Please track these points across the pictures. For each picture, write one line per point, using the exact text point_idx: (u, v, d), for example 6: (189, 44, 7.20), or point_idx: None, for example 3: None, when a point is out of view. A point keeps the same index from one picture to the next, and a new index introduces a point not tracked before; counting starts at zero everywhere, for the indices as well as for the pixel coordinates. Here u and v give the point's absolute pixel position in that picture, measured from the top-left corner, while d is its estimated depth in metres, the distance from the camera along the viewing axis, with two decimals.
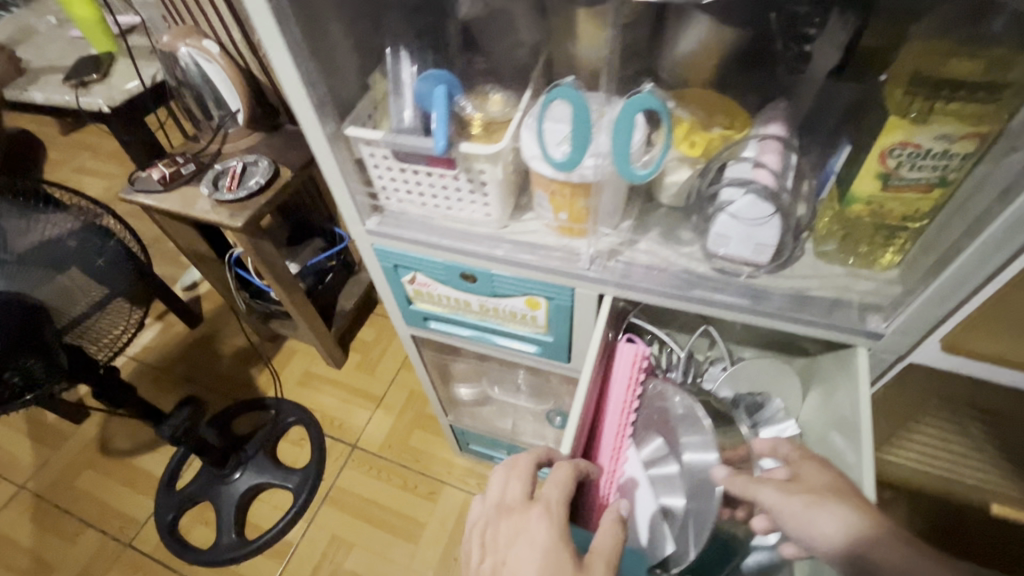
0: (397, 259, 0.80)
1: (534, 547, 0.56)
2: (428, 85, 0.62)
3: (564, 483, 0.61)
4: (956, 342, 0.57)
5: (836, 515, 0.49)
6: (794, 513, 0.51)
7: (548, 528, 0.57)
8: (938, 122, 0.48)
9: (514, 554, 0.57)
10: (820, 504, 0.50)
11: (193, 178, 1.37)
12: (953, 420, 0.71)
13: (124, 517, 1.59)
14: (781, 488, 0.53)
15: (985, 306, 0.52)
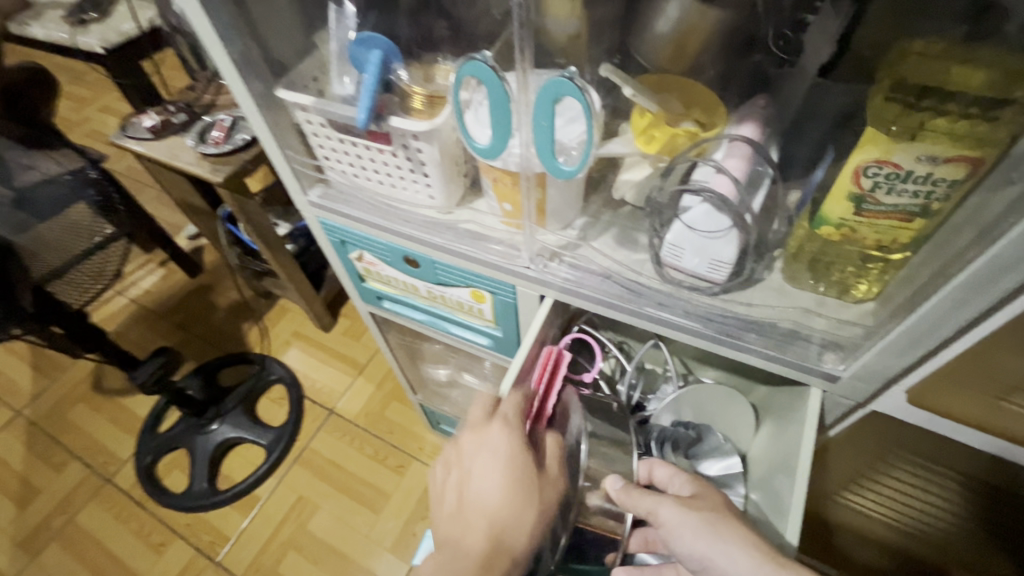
0: (342, 234, 0.76)
1: (497, 464, 0.54)
2: (362, 50, 0.56)
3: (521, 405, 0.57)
4: (922, 395, 0.49)
5: (739, 533, 0.49)
6: (696, 531, 0.49)
7: (509, 439, 0.55)
8: (924, 140, 0.40)
9: (480, 472, 0.55)
10: (722, 523, 0.50)
11: (183, 128, 1.34)
12: (929, 483, 0.62)
13: (108, 453, 1.64)
14: (682, 503, 0.51)
15: (958, 361, 0.45)
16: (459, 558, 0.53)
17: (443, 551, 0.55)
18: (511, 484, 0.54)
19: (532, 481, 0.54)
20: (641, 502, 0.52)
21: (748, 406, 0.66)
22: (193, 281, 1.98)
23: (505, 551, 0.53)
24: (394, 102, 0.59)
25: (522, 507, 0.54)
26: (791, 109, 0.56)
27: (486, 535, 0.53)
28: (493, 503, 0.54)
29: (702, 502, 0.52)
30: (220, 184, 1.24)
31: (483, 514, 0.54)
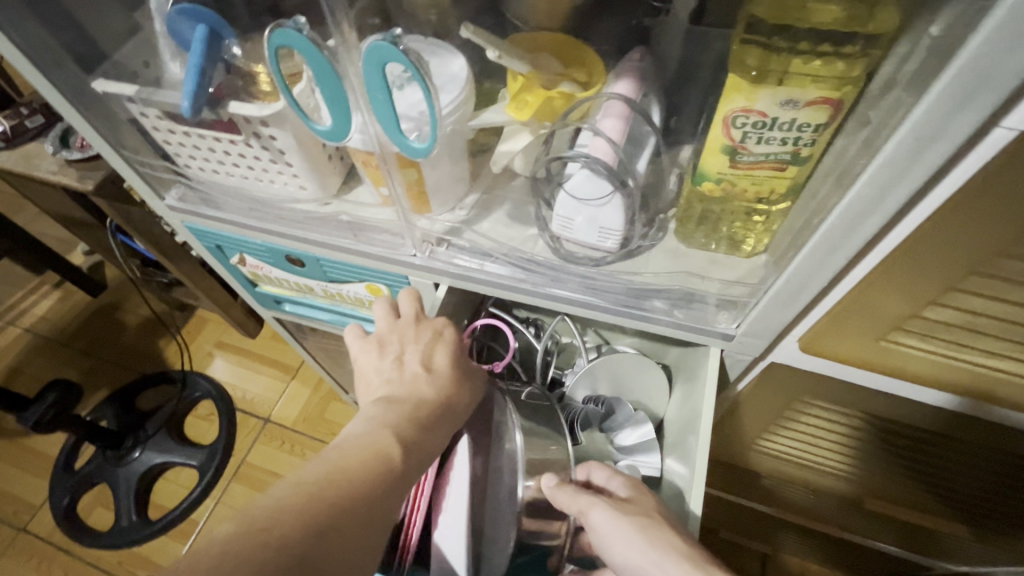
0: (215, 239, 0.68)
1: (448, 341, 0.58)
2: (183, 23, 0.48)
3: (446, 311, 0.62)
4: (810, 342, 0.50)
5: (672, 544, 0.45)
6: (626, 539, 0.46)
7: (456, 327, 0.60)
8: (786, 83, 0.37)
9: (427, 355, 0.56)
10: (657, 531, 0.46)
11: (41, 133, 1.17)
12: (830, 421, 0.64)
13: (20, 500, 1.49)
14: (614, 508, 0.48)
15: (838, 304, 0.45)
16: (406, 411, 0.51)
17: (390, 403, 0.52)
18: (459, 363, 0.57)
19: (475, 368, 0.59)
20: (573, 503, 0.50)
21: (660, 370, 0.65)
22: (94, 301, 1.80)
23: (448, 414, 0.54)
24: (237, 85, 0.52)
25: (466, 385, 0.57)
26: (670, 62, 0.54)
27: (428, 397, 0.53)
28: (439, 370, 0.56)
29: (639, 508, 0.48)
30: (92, 194, 1.10)
31: (430, 379, 0.55)
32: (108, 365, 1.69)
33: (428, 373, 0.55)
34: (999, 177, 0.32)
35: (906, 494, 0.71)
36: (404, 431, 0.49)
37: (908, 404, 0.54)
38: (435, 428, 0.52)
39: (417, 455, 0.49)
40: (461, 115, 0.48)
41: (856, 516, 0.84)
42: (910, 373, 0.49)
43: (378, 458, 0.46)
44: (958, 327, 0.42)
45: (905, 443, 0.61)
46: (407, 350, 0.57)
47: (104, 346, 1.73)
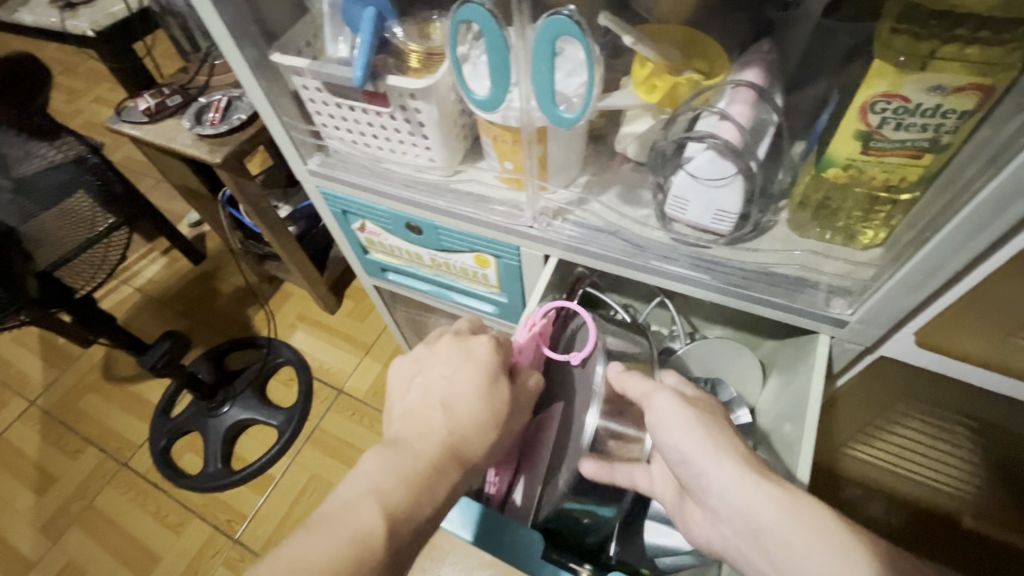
0: (344, 204, 0.76)
1: (473, 374, 0.52)
2: (356, 7, 0.55)
3: (493, 337, 0.55)
4: (926, 338, 0.50)
5: (736, 439, 0.47)
6: (686, 425, 0.48)
7: (494, 354, 0.54)
8: (932, 69, 0.39)
9: (455, 393, 0.52)
10: (720, 425, 0.48)
11: (179, 110, 1.30)
12: (937, 431, 0.63)
13: (120, 438, 1.52)
14: (681, 397, 0.50)
15: (966, 298, 0.45)
16: (407, 464, 0.48)
17: (399, 455, 0.48)
18: (482, 401, 0.51)
19: (506, 402, 0.53)
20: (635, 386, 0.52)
21: (754, 359, 0.66)
22: (196, 268, 1.93)
23: (459, 460, 0.49)
24: (389, 63, 0.58)
25: (487, 425, 0.51)
26: (795, 55, 0.55)
27: (437, 443, 0.49)
28: (459, 408, 0.51)
29: (704, 404, 0.50)
30: (219, 165, 1.21)
31: (446, 416, 0.51)
32: (204, 327, 1.78)
33: (445, 412, 0.51)
34: None
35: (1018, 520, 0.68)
36: (393, 495, 0.46)
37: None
38: (439, 478, 0.48)
39: (406, 521, 0.45)
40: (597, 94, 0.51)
41: (950, 535, 0.80)
42: None
43: (355, 531, 0.43)
44: None
45: (1009, 452, 0.60)
46: (435, 382, 0.53)
47: (202, 310, 1.83)
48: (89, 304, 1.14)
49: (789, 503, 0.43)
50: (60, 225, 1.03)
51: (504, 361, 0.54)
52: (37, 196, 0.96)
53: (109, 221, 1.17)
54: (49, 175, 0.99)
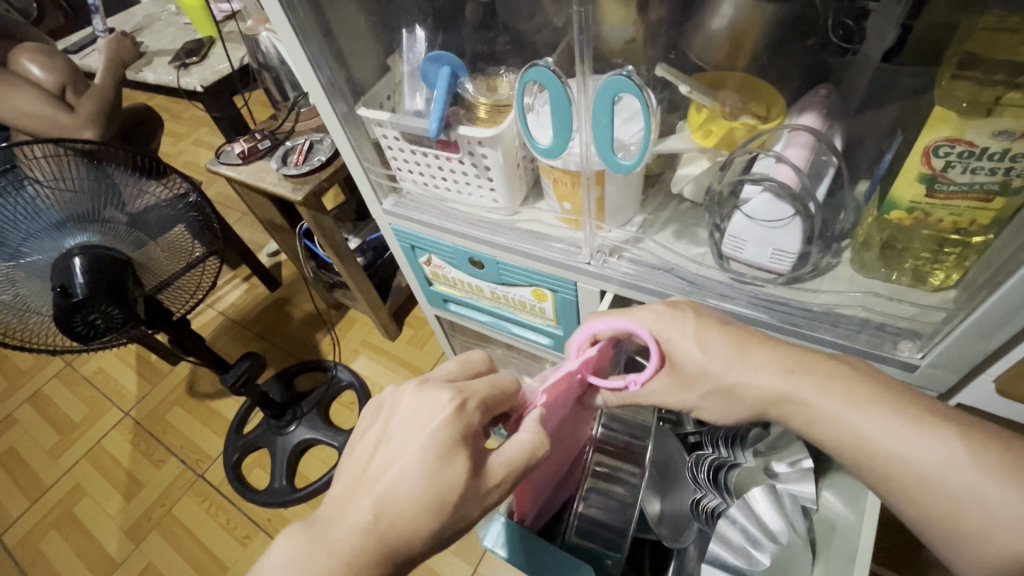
0: (412, 240, 0.82)
1: (421, 448, 0.44)
2: (433, 68, 0.62)
3: (461, 391, 0.47)
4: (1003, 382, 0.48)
5: (758, 386, 0.46)
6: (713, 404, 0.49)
7: (444, 431, 0.44)
8: (997, 114, 0.39)
9: (399, 467, 0.44)
10: (733, 389, 0.47)
11: (268, 153, 1.44)
12: None
13: (200, 451, 1.65)
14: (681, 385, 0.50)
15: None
16: (313, 558, 0.41)
17: (314, 541, 0.42)
18: (422, 484, 0.43)
19: (458, 485, 0.43)
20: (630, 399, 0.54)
21: None
22: (272, 294, 2.07)
23: (387, 557, 0.42)
24: (460, 114, 0.63)
25: (426, 509, 0.43)
26: (853, 99, 0.56)
27: (364, 533, 0.42)
28: (392, 490, 0.43)
29: (701, 379, 0.49)
30: (299, 202, 1.32)
31: (379, 497, 0.43)
32: (277, 350, 1.91)
33: (376, 493, 0.43)
34: None
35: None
36: None
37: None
38: None
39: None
40: None
41: None
42: None
43: None
44: None
45: None
46: (381, 449, 0.46)
47: (275, 333, 1.96)
48: (182, 327, 1.26)
49: (828, 434, 0.43)
50: (165, 258, 1.16)
51: (466, 431, 0.45)
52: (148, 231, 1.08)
53: (201, 250, 1.24)
54: (158, 212, 1.09)
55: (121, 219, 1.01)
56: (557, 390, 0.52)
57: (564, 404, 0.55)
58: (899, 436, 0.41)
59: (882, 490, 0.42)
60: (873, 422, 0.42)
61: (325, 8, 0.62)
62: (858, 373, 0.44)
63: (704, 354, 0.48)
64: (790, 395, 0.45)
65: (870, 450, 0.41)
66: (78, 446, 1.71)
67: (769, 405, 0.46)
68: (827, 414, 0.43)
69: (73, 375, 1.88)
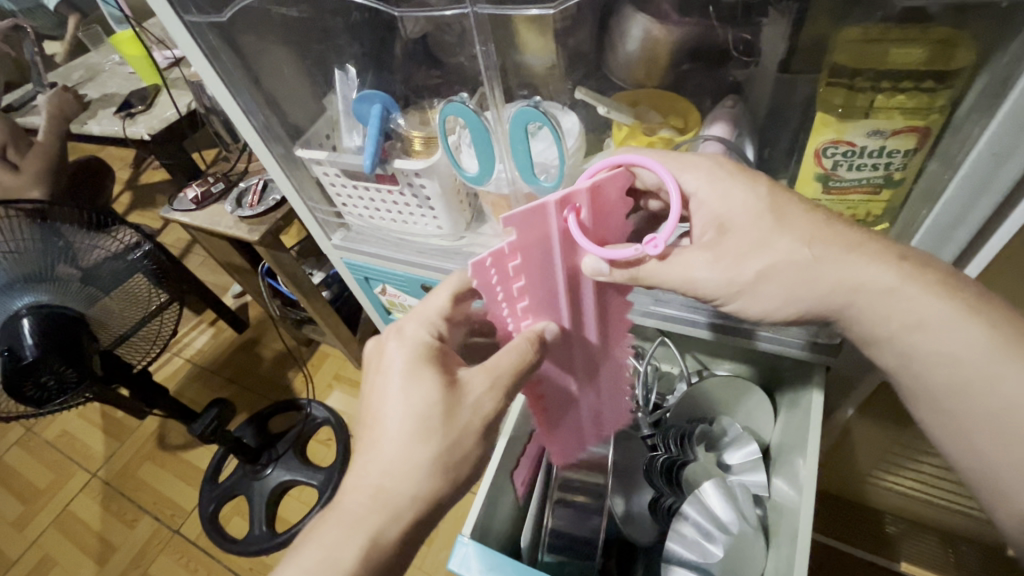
0: (365, 272, 0.83)
1: (386, 387, 0.45)
2: (365, 107, 0.64)
3: (406, 331, 0.48)
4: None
5: (841, 268, 0.43)
6: (761, 269, 0.45)
7: (405, 354, 0.46)
8: (870, 116, 0.43)
9: (375, 415, 0.45)
10: (806, 263, 0.44)
11: (222, 196, 1.43)
12: None
13: (174, 505, 1.59)
14: (710, 254, 0.45)
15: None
16: (331, 523, 0.43)
17: (328, 509, 0.44)
18: (400, 415, 0.44)
19: (434, 404, 0.44)
20: (643, 273, 0.44)
21: (765, 398, 0.66)
22: (240, 336, 2.03)
23: (385, 503, 0.43)
24: (396, 147, 0.65)
25: (414, 438, 0.43)
26: (760, 108, 0.60)
27: (367, 485, 0.43)
28: (373, 435, 0.45)
29: (741, 237, 0.45)
30: (257, 242, 1.32)
31: (365, 449, 0.45)
32: (248, 392, 1.87)
33: (363, 449, 0.45)
34: None
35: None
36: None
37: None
38: (365, 530, 0.42)
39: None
40: (577, 159, 0.58)
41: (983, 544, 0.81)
42: None
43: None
44: None
45: None
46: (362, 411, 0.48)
47: (246, 376, 1.92)
48: (145, 379, 1.23)
49: (929, 344, 0.42)
50: (123, 313, 1.14)
51: (426, 358, 0.46)
52: (103, 285, 1.06)
53: (164, 299, 1.22)
54: (113, 265, 1.08)
55: (75, 276, 1.00)
56: (534, 236, 0.40)
57: (553, 271, 0.44)
58: (1011, 368, 0.40)
59: (974, 418, 0.42)
60: (995, 350, 0.41)
61: (254, 57, 0.64)
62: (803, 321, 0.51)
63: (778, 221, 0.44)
64: (895, 290, 0.42)
65: (976, 377, 0.41)
66: (44, 514, 1.64)
67: (853, 297, 0.44)
68: (941, 323, 0.42)
69: (35, 440, 1.81)
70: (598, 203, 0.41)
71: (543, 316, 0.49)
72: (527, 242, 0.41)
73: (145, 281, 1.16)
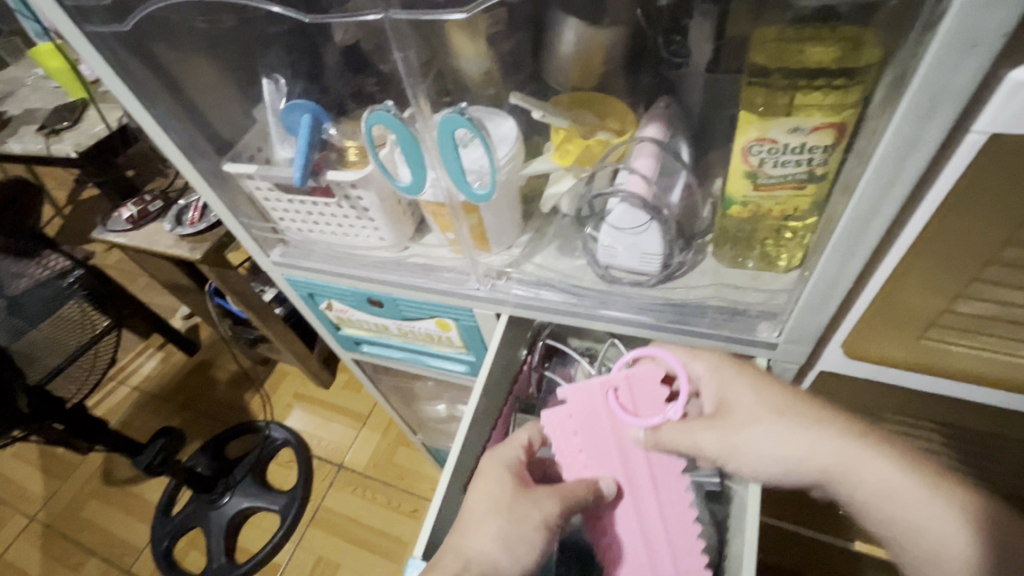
0: (308, 288, 0.80)
1: (478, 478, 0.54)
2: (293, 115, 0.61)
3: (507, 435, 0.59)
4: (939, 339, 0.48)
5: (818, 442, 0.49)
6: (762, 439, 0.50)
7: (496, 463, 0.55)
8: (792, 113, 0.44)
9: (466, 497, 0.53)
10: (786, 433, 0.50)
11: (160, 214, 1.36)
12: (911, 441, 0.65)
13: (123, 544, 1.50)
14: (717, 428, 0.52)
15: (961, 305, 0.44)
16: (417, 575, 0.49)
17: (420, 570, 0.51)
18: (483, 498, 0.52)
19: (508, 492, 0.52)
20: (664, 438, 0.53)
21: None
22: (191, 359, 1.93)
23: (460, 556, 0.48)
24: (330, 158, 0.63)
25: (490, 513, 0.50)
26: (694, 106, 0.61)
27: (453, 547, 0.49)
28: (464, 511, 0.52)
29: (746, 410, 0.52)
30: (199, 261, 1.25)
31: (455, 521, 0.52)
32: (201, 419, 1.78)
33: (455, 522, 0.52)
34: (979, 180, 0.35)
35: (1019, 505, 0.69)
36: None
37: (986, 414, 0.55)
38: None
39: None
40: (513, 165, 0.57)
41: None
42: (972, 373, 0.49)
43: None
44: (1000, 319, 0.44)
45: (985, 452, 0.62)
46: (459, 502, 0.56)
47: (198, 401, 1.83)
48: (83, 414, 1.13)
49: (875, 500, 0.47)
50: (54, 342, 1.08)
51: (513, 461, 0.55)
52: (28, 312, 1.04)
53: (105, 323, 1.18)
54: (40, 292, 1.07)
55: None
56: (585, 400, 0.57)
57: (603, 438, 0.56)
58: (932, 503, 0.45)
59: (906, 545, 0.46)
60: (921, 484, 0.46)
61: (171, 68, 0.61)
62: (749, 371, 0.54)
63: (757, 395, 0.52)
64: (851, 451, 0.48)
65: (904, 526, 0.46)
66: None
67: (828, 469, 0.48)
68: (882, 481, 0.46)
69: None
70: (634, 388, 0.56)
71: (598, 468, 0.56)
72: (580, 401, 0.57)
73: (79, 307, 1.13)
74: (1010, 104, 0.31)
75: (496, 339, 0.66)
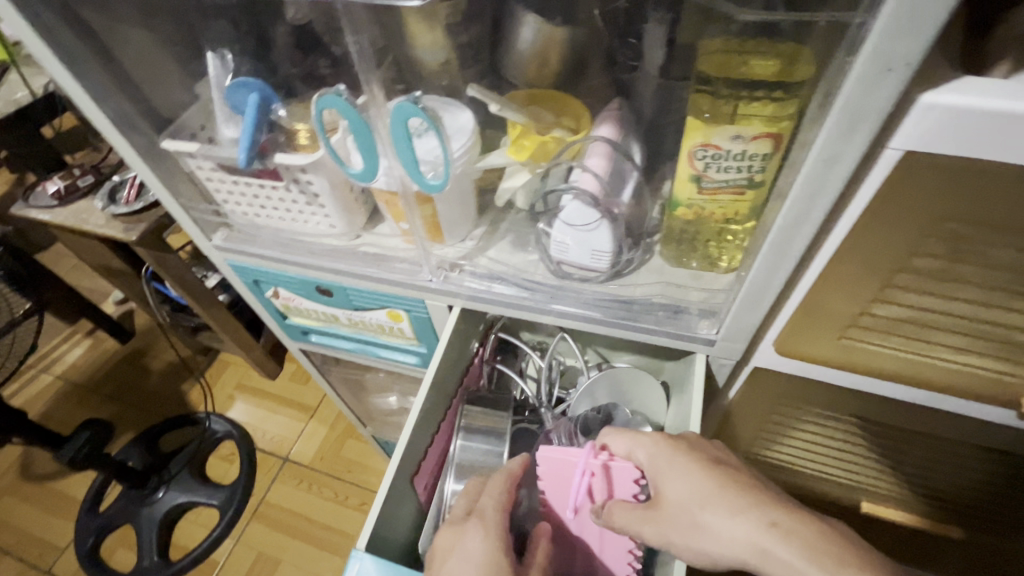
0: (253, 274, 0.77)
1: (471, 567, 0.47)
2: (241, 94, 0.58)
3: (497, 492, 0.53)
4: (858, 339, 0.52)
5: (729, 545, 0.47)
6: (679, 530, 0.49)
7: (486, 544, 0.49)
8: (734, 122, 0.46)
9: None
10: (698, 526, 0.48)
11: (91, 191, 1.27)
12: (830, 431, 0.71)
13: (42, 543, 1.40)
14: (654, 517, 0.50)
15: (876, 308, 0.48)
16: None
17: None
18: None
19: None
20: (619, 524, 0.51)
21: (656, 382, 0.70)
22: (124, 347, 1.82)
23: None
24: (279, 140, 0.61)
25: None
26: (645, 108, 0.62)
27: None
28: None
29: (677, 497, 0.50)
30: (134, 243, 1.17)
31: None
32: (133, 411, 1.68)
33: None
34: (893, 194, 0.39)
35: (912, 488, 0.76)
36: None
37: (897, 408, 0.60)
38: None
39: None
40: (468, 158, 0.57)
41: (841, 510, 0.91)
42: (884, 371, 0.53)
43: None
44: (909, 322, 0.48)
45: (891, 441, 0.68)
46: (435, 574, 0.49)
47: (129, 393, 1.72)
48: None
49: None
50: None
51: (505, 543, 0.49)
52: None
53: (28, 305, 1.11)
54: None
55: None
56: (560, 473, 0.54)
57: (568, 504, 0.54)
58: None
59: None
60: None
61: (103, 37, 0.57)
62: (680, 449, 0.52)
63: (685, 486, 0.50)
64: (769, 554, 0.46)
65: None
66: None
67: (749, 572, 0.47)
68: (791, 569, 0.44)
69: None
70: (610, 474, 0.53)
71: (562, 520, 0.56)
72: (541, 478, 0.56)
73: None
74: (922, 125, 0.34)
75: (447, 332, 0.66)
